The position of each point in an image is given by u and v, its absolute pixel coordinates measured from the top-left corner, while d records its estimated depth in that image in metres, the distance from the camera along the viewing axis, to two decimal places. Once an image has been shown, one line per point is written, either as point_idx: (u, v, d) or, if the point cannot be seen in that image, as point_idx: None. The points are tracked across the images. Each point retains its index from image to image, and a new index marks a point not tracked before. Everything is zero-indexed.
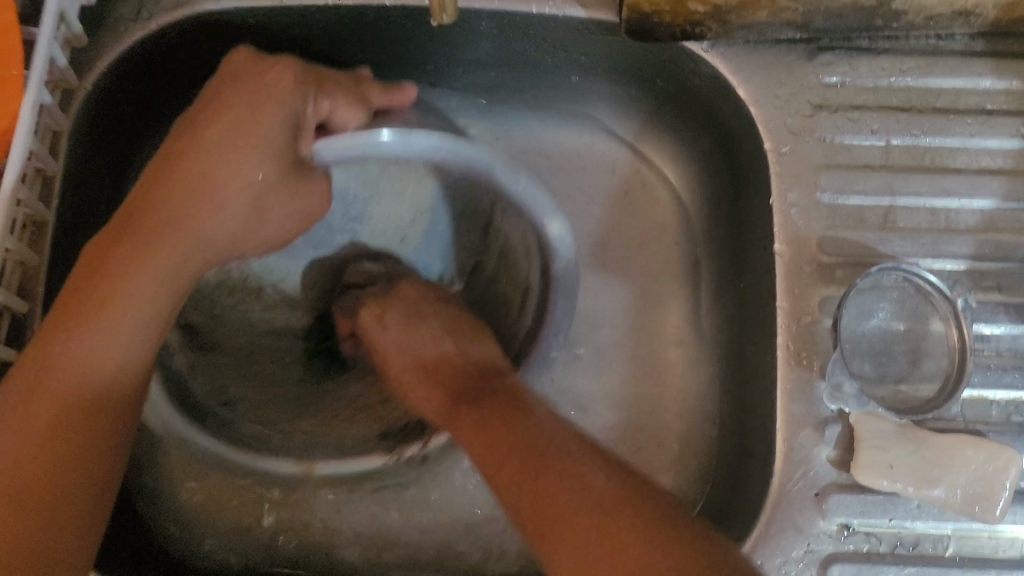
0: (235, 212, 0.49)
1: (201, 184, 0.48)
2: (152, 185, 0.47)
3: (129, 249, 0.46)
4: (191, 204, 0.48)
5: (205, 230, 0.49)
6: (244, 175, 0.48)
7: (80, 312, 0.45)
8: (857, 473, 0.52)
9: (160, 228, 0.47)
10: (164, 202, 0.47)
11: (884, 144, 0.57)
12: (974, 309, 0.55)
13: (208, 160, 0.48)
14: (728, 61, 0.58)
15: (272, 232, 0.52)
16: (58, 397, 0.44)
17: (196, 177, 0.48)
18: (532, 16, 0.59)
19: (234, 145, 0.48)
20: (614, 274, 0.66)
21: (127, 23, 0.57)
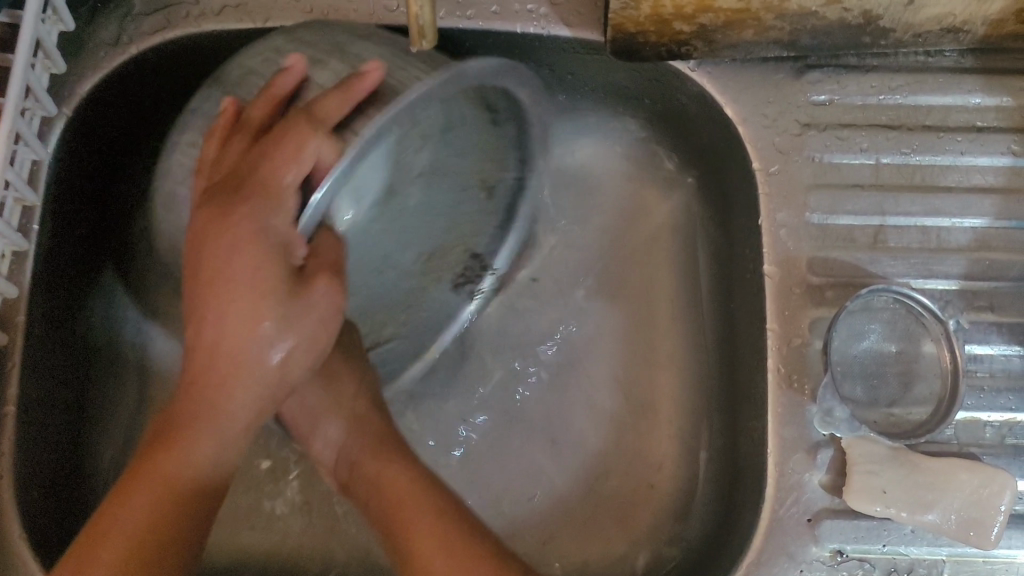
0: (279, 310, 0.42)
1: (224, 298, 0.42)
2: (207, 298, 0.42)
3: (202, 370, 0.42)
4: (231, 299, 0.41)
5: (251, 340, 0.42)
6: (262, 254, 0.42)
7: (145, 467, 0.41)
8: (850, 498, 0.51)
9: (210, 350, 0.42)
10: (221, 329, 0.42)
11: (873, 163, 0.57)
12: (965, 329, 0.55)
13: (222, 276, 0.42)
14: (716, 80, 0.58)
15: (309, 326, 0.44)
16: (146, 536, 0.39)
17: (246, 268, 0.42)
18: (516, 37, 0.58)
19: (243, 227, 0.42)
20: (603, 296, 0.66)
21: (108, 49, 0.56)
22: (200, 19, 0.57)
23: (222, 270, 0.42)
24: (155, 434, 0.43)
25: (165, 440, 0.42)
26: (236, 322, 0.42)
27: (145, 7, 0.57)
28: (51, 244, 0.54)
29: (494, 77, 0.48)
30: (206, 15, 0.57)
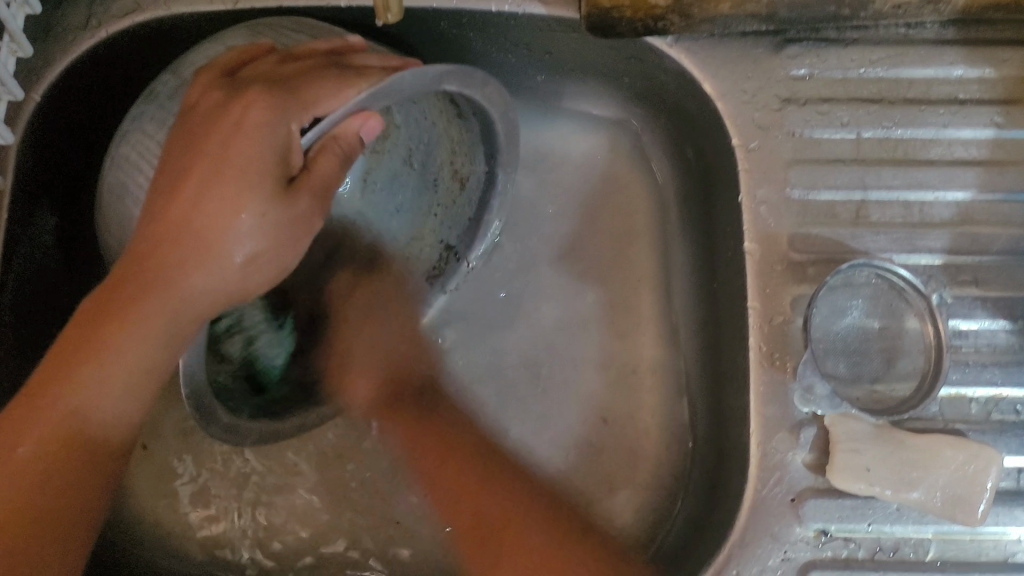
0: (232, 271, 0.43)
1: (190, 233, 0.41)
2: (190, 172, 0.42)
3: (165, 241, 0.42)
4: (200, 208, 0.41)
5: (195, 289, 0.42)
6: (237, 201, 0.41)
7: (57, 372, 0.41)
8: (833, 476, 0.50)
9: (163, 270, 0.42)
10: (189, 210, 0.41)
11: (854, 137, 0.56)
12: (949, 304, 0.53)
13: (195, 209, 0.41)
14: (693, 56, 0.57)
15: (259, 258, 0.43)
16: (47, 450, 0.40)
17: (218, 159, 0.42)
18: (489, 16, 0.57)
19: (232, 167, 0.41)
20: (585, 279, 0.64)
21: (76, 32, 0.55)
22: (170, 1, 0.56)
23: (196, 200, 0.41)
24: (87, 321, 0.42)
25: (88, 343, 0.41)
26: (205, 214, 0.41)
27: None
28: (20, 231, 0.53)
29: (437, 83, 0.45)
30: None
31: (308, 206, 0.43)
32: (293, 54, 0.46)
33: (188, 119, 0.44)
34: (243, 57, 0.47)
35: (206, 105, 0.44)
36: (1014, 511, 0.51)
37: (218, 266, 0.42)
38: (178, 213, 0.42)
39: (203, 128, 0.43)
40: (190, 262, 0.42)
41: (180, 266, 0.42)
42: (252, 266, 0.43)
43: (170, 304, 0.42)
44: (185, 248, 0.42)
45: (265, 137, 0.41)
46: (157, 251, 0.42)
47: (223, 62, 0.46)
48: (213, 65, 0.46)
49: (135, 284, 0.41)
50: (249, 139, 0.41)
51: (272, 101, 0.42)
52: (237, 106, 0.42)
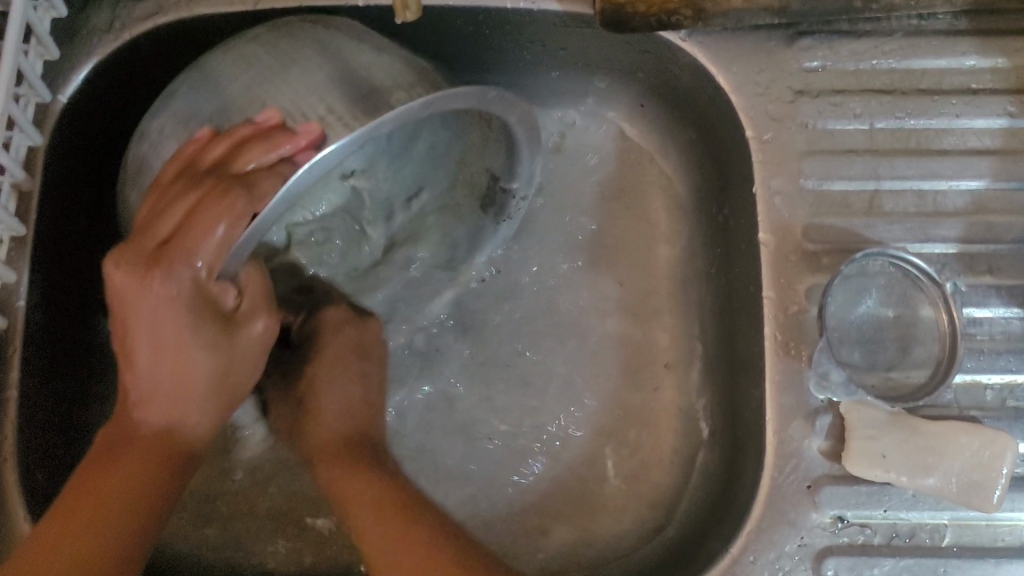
0: (208, 401, 0.47)
1: (166, 392, 0.46)
2: (132, 332, 0.44)
3: (149, 395, 0.46)
4: (160, 351, 0.45)
5: (186, 420, 0.47)
6: (184, 353, 0.45)
7: (88, 492, 0.43)
8: (848, 463, 0.51)
9: (163, 421, 0.46)
10: (154, 372, 0.45)
11: (867, 128, 0.56)
12: (963, 293, 0.54)
13: (157, 367, 0.45)
14: (707, 50, 0.58)
15: (239, 374, 0.48)
16: (85, 554, 0.42)
17: (163, 318, 0.43)
18: (504, 13, 0.58)
19: (166, 337, 0.44)
20: (601, 273, 0.65)
21: (101, 35, 0.57)
22: (192, 4, 0.57)
23: (156, 353, 0.45)
24: (98, 458, 0.45)
25: (101, 463, 0.45)
26: (171, 369, 0.45)
27: None
28: (51, 232, 0.55)
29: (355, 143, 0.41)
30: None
31: (266, 324, 0.48)
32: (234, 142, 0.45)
33: (118, 272, 0.43)
34: (186, 156, 0.47)
35: (116, 273, 0.43)
36: None
37: (202, 399, 0.47)
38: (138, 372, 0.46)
39: (128, 298, 0.43)
40: (177, 406, 0.47)
41: (175, 394, 0.46)
42: (226, 380, 0.47)
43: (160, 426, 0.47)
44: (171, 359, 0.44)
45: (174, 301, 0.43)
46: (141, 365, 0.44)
47: (173, 172, 0.46)
48: (158, 185, 0.47)
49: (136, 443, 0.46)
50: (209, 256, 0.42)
51: (162, 271, 0.42)
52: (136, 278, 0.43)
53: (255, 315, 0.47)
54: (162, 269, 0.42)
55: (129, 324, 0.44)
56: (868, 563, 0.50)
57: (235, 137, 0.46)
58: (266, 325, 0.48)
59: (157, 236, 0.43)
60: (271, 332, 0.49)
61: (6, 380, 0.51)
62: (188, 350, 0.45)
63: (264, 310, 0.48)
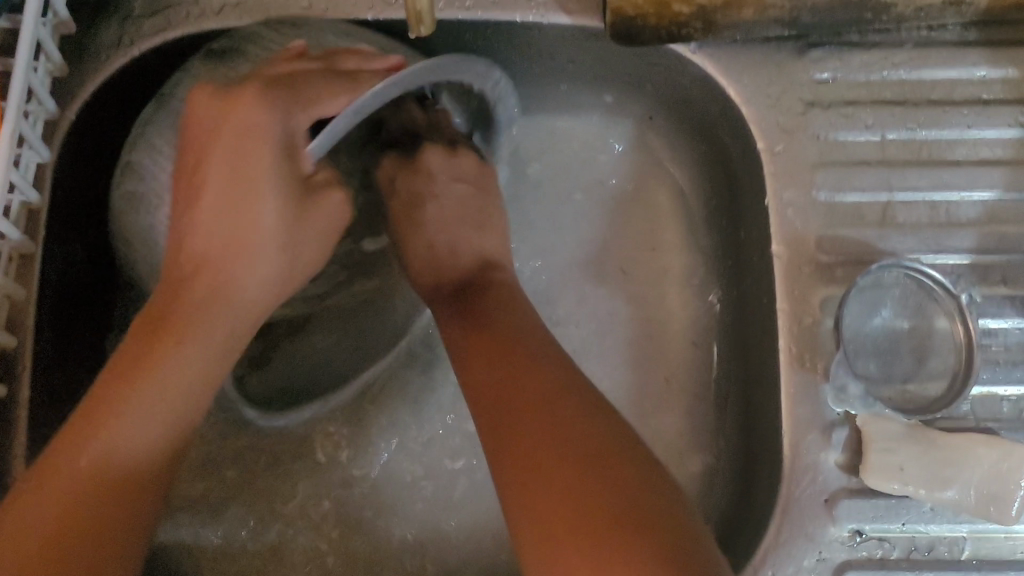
0: (278, 249, 0.48)
1: (234, 239, 0.46)
2: (208, 183, 0.46)
3: (201, 251, 0.46)
4: (207, 222, 0.46)
5: (262, 253, 0.47)
6: (236, 258, 0.46)
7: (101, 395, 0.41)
8: (867, 476, 0.50)
9: (231, 248, 0.46)
10: (197, 231, 0.46)
11: (880, 139, 0.56)
12: (979, 304, 0.54)
13: (238, 212, 0.46)
14: (717, 61, 0.58)
15: (310, 239, 0.49)
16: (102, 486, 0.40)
17: (216, 194, 0.46)
18: (514, 26, 0.58)
19: (229, 190, 0.46)
20: (611, 285, 0.65)
21: (109, 51, 0.56)
22: (199, 19, 0.57)
23: (237, 193, 0.46)
24: (116, 370, 0.42)
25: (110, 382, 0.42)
26: (231, 250, 0.46)
27: (145, 9, 0.57)
28: (58, 248, 0.54)
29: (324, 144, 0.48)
30: (205, 15, 0.57)
31: (331, 209, 0.49)
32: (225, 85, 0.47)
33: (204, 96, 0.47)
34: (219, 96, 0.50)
35: (189, 147, 0.47)
36: None
37: (271, 247, 0.47)
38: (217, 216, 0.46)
39: (202, 173, 0.46)
40: (246, 261, 0.47)
41: (230, 244, 0.46)
42: (300, 234, 0.48)
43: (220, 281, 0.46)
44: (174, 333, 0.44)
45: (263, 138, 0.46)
46: (144, 334, 0.44)
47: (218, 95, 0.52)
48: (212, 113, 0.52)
49: (196, 275, 0.45)
50: (206, 267, 0.46)
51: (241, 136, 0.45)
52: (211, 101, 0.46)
53: (336, 207, 0.50)
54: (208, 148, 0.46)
55: (204, 171, 0.46)
56: None
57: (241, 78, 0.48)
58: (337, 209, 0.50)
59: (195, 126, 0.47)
60: (336, 215, 0.50)
61: (15, 398, 0.50)
62: (238, 229, 0.46)
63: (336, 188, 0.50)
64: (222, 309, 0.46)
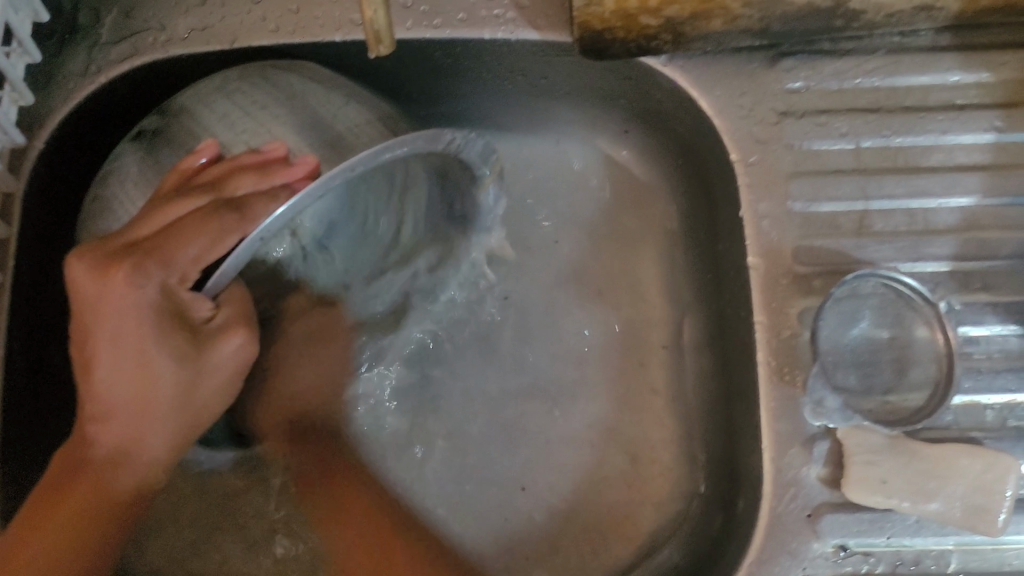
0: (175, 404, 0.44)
1: (131, 405, 0.44)
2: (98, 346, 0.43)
3: (106, 414, 0.44)
4: (111, 375, 0.43)
5: (167, 420, 0.45)
6: (138, 422, 0.44)
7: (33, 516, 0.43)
8: (848, 490, 0.50)
9: (134, 413, 0.44)
10: (109, 392, 0.43)
11: (854, 147, 0.56)
12: (958, 311, 0.53)
13: (127, 374, 0.43)
14: (688, 73, 0.57)
15: (216, 386, 0.45)
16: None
17: (110, 356, 0.43)
18: (483, 44, 0.58)
19: (124, 348, 0.42)
20: (591, 302, 0.64)
21: (78, 79, 0.56)
22: (168, 44, 0.57)
23: (129, 357, 0.42)
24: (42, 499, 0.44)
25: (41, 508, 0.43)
26: (134, 407, 0.44)
27: (112, 36, 0.57)
28: (31, 279, 0.54)
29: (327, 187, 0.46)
30: (174, 41, 0.57)
31: (239, 339, 0.45)
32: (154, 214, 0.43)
33: (86, 267, 0.42)
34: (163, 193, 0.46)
35: (80, 288, 0.42)
36: None
37: (171, 413, 0.45)
38: (111, 384, 0.43)
39: (91, 313, 0.42)
40: (147, 428, 0.44)
41: (134, 413, 0.44)
42: (191, 396, 0.45)
43: (117, 446, 0.44)
44: (85, 486, 0.44)
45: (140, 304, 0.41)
46: (55, 489, 0.44)
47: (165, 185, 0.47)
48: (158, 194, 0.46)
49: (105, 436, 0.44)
50: (111, 431, 0.44)
51: (135, 271, 0.41)
52: (111, 247, 0.42)
53: (225, 337, 0.45)
54: (103, 297, 0.41)
55: (91, 331, 0.42)
56: None
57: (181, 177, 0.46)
58: (243, 343, 0.45)
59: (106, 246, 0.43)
60: (250, 353, 0.46)
61: None
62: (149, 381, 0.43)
63: (243, 325, 0.45)
64: (131, 471, 0.45)
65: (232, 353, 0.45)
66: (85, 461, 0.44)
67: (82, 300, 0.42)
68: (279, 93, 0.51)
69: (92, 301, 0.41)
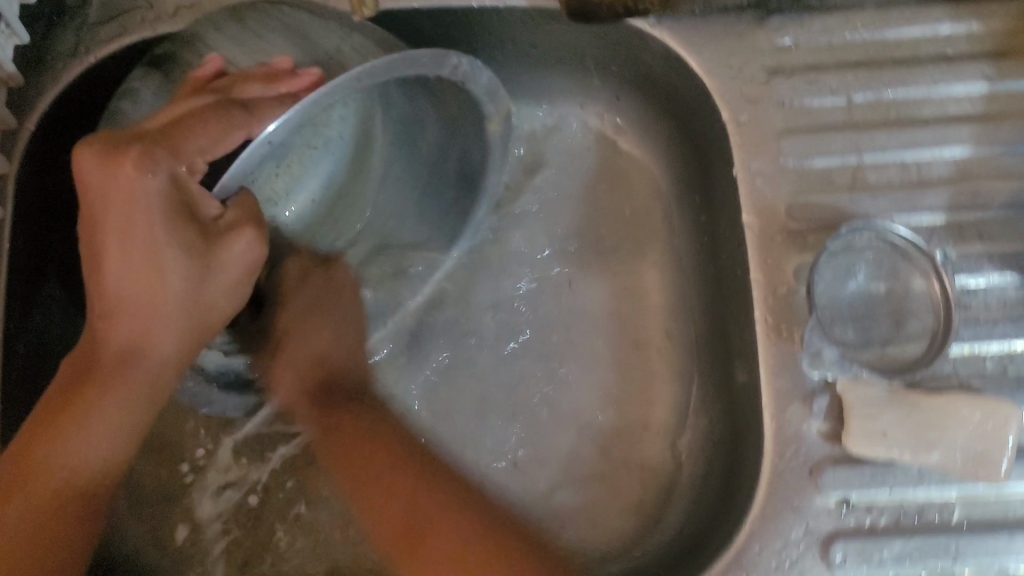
0: (185, 299, 0.44)
1: (142, 299, 0.44)
2: (106, 236, 0.43)
3: (120, 308, 0.44)
4: (126, 265, 0.43)
5: (175, 317, 0.45)
6: (152, 318, 0.44)
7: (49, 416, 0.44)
8: (849, 443, 0.50)
9: (147, 308, 0.44)
10: (122, 282, 0.43)
11: (845, 102, 0.55)
12: (954, 262, 0.53)
13: (133, 267, 0.43)
14: (676, 34, 0.57)
15: (225, 284, 0.45)
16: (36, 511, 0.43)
17: (121, 247, 0.43)
18: (471, 12, 0.58)
19: (135, 237, 0.42)
20: (587, 270, 0.64)
21: (66, 61, 0.56)
22: (155, 23, 0.57)
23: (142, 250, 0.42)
24: (61, 399, 0.44)
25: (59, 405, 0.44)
26: (146, 292, 0.44)
27: (99, 16, 0.57)
28: (26, 261, 0.54)
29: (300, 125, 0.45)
30: (162, 19, 0.57)
31: (247, 237, 0.44)
32: (164, 113, 0.43)
33: (89, 158, 0.41)
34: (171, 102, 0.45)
35: (86, 175, 0.42)
36: None
37: (177, 314, 0.45)
38: (121, 274, 0.43)
39: (98, 196, 0.41)
40: (156, 326, 0.45)
41: (145, 307, 0.44)
42: (199, 296, 0.45)
43: (128, 343, 0.45)
44: (97, 390, 0.44)
45: (144, 189, 0.41)
46: (71, 392, 0.44)
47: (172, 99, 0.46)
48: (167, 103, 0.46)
49: (121, 331, 0.45)
50: (124, 327, 0.45)
51: (142, 156, 0.41)
52: (120, 138, 0.42)
53: (225, 236, 0.44)
54: (110, 185, 0.41)
55: (100, 220, 0.42)
56: (877, 546, 0.49)
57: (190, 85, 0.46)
58: (252, 242, 0.45)
59: (108, 138, 0.42)
60: (259, 253, 0.45)
61: None
62: (160, 269, 0.43)
63: (252, 222, 0.44)
64: (144, 367, 0.45)
65: (242, 252, 0.45)
66: (100, 358, 0.45)
67: (89, 193, 0.42)
68: (285, 31, 0.49)
69: (100, 191, 0.41)
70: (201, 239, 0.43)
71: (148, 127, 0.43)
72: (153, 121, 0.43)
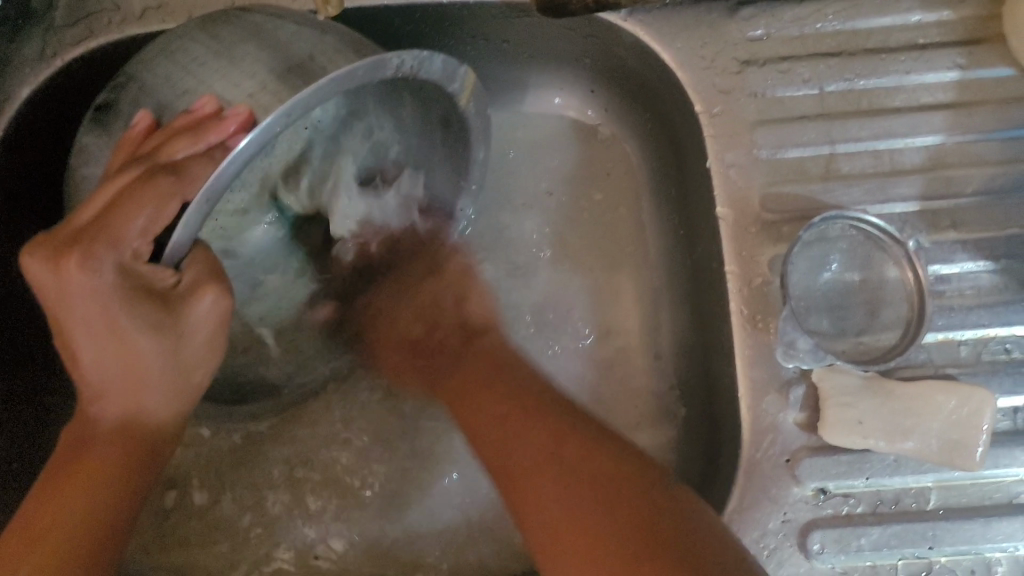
0: (162, 371, 0.44)
1: (121, 377, 0.43)
2: (73, 333, 0.42)
3: (101, 390, 0.44)
4: (101, 352, 0.42)
5: (157, 387, 0.45)
6: (136, 391, 0.44)
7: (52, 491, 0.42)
8: (824, 433, 0.50)
9: (131, 383, 0.44)
10: (98, 367, 0.43)
11: (818, 92, 0.55)
12: (927, 250, 0.53)
13: (107, 354, 0.42)
14: (647, 27, 0.57)
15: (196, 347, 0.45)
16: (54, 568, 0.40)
17: (88, 340, 0.42)
18: (441, 7, 0.57)
19: (98, 326, 0.41)
20: (566, 265, 0.64)
21: (33, 65, 0.56)
22: (122, 25, 0.57)
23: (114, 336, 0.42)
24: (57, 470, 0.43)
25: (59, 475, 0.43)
26: (122, 368, 0.43)
27: (67, 19, 0.57)
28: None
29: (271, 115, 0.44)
30: (128, 21, 0.57)
31: (214, 297, 0.44)
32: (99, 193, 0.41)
33: (39, 262, 0.40)
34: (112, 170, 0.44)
35: (38, 283, 0.41)
36: (1014, 452, 0.50)
37: (159, 383, 0.45)
38: (96, 362, 0.43)
39: (55, 296, 0.40)
40: (142, 394, 0.45)
41: (127, 384, 0.44)
42: (176, 362, 0.45)
43: (120, 415, 0.45)
44: (99, 455, 0.44)
45: (103, 289, 0.40)
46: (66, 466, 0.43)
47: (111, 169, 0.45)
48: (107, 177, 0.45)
49: (110, 405, 0.44)
50: (110, 404, 0.44)
51: (86, 254, 0.39)
52: (66, 232, 0.40)
53: (197, 293, 0.43)
54: (67, 285, 0.40)
55: (63, 320, 0.41)
56: (854, 534, 0.49)
57: (127, 149, 0.45)
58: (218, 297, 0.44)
59: (51, 238, 0.40)
60: (226, 306, 0.45)
61: None
62: (134, 348, 0.42)
63: (212, 279, 0.44)
64: (138, 431, 0.45)
65: (210, 308, 0.44)
66: (92, 434, 0.44)
67: (44, 292, 0.41)
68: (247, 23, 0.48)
69: (57, 294, 0.40)
70: (167, 317, 0.42)
71: (85, 214, 0.41)
72: (94, 205, 0.40)
